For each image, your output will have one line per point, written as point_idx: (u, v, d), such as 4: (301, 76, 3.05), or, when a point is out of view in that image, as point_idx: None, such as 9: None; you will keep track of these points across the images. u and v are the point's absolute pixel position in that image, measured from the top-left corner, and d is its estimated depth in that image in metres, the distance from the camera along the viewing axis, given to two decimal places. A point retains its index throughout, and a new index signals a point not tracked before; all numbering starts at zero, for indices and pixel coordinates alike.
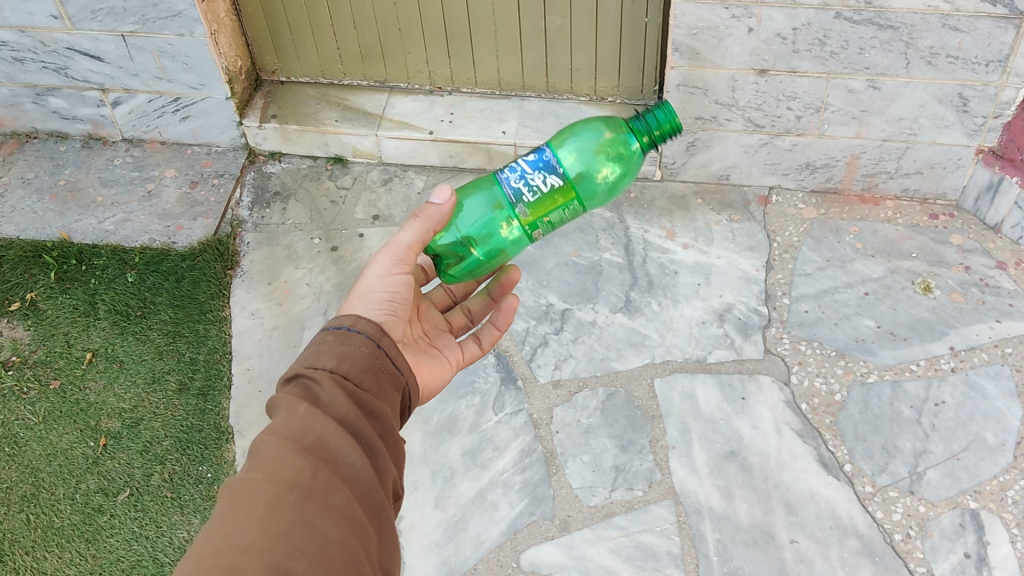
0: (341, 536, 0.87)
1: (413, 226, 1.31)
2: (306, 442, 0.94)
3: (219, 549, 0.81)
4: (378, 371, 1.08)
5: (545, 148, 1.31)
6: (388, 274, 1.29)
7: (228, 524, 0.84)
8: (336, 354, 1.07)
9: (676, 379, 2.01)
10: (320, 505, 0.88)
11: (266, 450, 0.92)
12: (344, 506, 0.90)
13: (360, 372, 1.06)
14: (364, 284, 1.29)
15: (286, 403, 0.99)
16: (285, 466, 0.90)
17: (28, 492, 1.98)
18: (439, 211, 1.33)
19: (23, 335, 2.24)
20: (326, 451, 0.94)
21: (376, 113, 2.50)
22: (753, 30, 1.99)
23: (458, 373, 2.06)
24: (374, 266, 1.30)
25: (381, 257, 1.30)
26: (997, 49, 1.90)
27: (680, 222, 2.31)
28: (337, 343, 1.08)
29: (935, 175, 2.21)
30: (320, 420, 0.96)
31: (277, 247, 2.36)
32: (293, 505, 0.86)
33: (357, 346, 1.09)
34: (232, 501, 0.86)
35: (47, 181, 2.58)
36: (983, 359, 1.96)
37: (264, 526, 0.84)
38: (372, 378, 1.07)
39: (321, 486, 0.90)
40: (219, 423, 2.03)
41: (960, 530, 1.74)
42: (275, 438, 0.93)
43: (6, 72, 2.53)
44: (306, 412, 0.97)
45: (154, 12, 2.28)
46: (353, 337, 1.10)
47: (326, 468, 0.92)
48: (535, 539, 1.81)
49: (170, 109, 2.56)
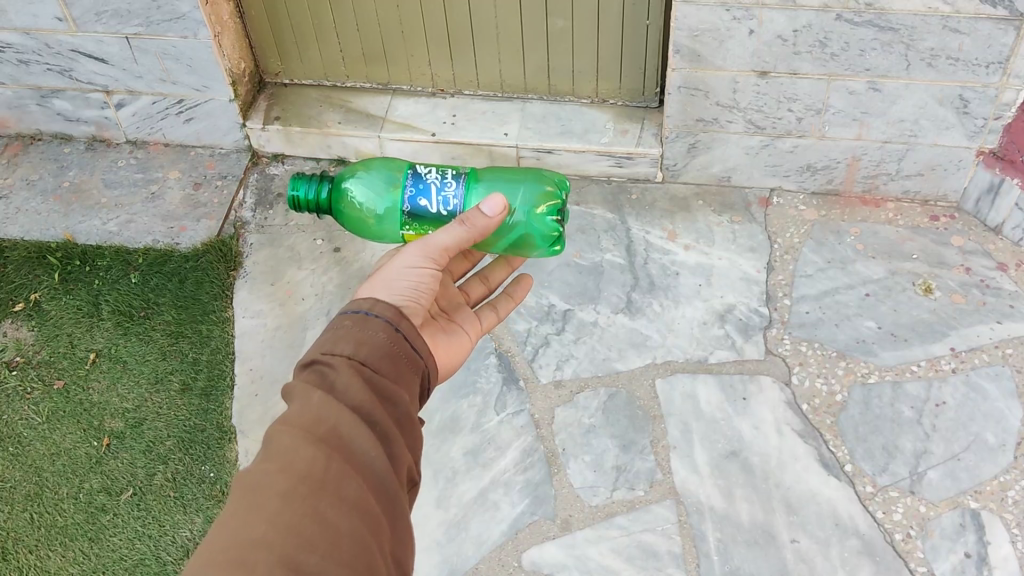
0: (353, 528, 0.88)
1: (452, 230, 1.32)
2: (318, 433, 0.94)
3: (232, 542, 0.83)
4: (398, 356, 1.08)
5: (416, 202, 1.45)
6: (417, 267, 1.30)
7: (239, 517, 0.85)
8: (355, 340, 1.07)
9: (677, 379, 2.02)
10: (333, 498, 0.89)
11: (280, 439, 0.93)
12: (357, 498, 0.90)
13: (378, 359, 1.06)
14: (388, 271, 1.29)
15: (302, 391, 1.00)
16: (298, 458, 0.91)
17: (32, 491, 1.99)
18: (486, 222, 1.33)
19: (27, 335, 2.26)
20: (340, 441, 0.94)
21: (379, 115, 2.51)
22: (753, 32, 2.00)
23: (459, 372, 2.06)
24: (403, 256, 1.30)
25: (413, 248, 1.31)
26: (997, 51, 1.91)
27: (681, 224, 2.32)
28: (354, 329, 1.08)
29: (936, 177, 2.22)
30: (334, 409, 0.97)
31: (279, 249, 2.37)
32: (304, 498, 0.87)
33: (374, 331, 1.09)
34: (246, 493, 0.88)
35: (51, 182, 2.60)
36: (983, 360, 1.97)
37: (275, 518, 0.85)
38: (391, 364, 1.07)
39: (333, 478, 0.90)
40: (221, 422, 2.04)
41: (960, 531, 1.75)
42: (289, 427, 0.94)
43: (11, 74, 2.55)
44: (320, 401, 0.97)
45: (158, 14, 2.30)
46: (370, 321, 1.10)
47: (339, 459, 0.92)
48: (536, 539, 1.82)
49: (173, 111, 2.57)
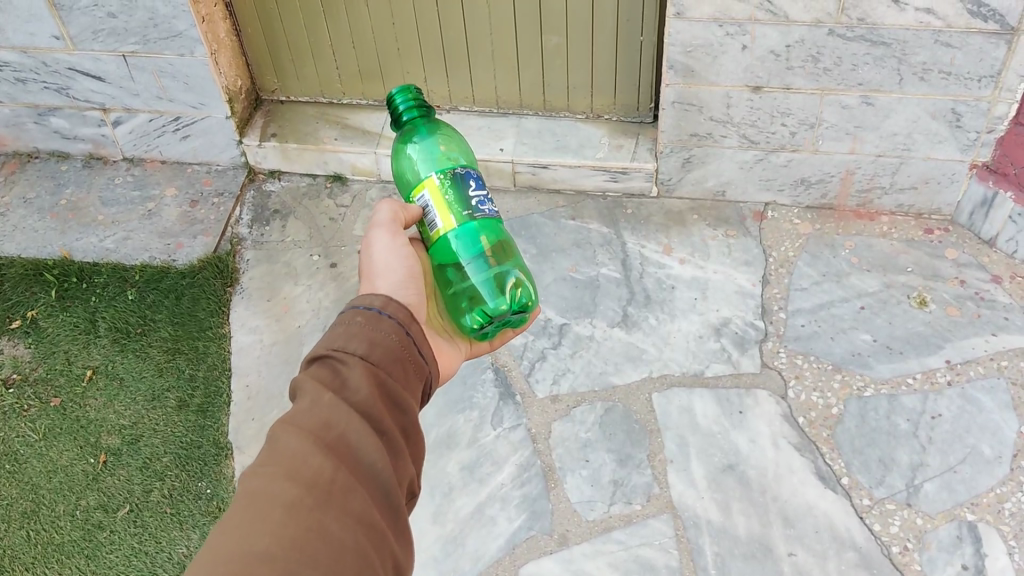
0: (358, 543, 0.86)
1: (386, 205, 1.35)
2: (327, 439, 0.92)
3: (233, 552, 0.80)
4: (407, 361, 1.08)
5: (471, 177, 1.34)
6: (395, 247, 1.32)
7: (242, 527, 0.82)
8: (367, 340, 1.05)
9: (674, 394, 2.02)
10: (338, 510, 0.87)
11: (286, 442, 0.91)
12: (362, 512, 0.89)
13: (388, 363, 1.05)
14: (375, 261, 1.31)
15: (312, 389, 0.98)
16: (305, 465, 0.89)
17: (28, 508, 1.99)
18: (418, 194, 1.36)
19: (24, 353, 2.26)
20: (347, 448, 0.93)
21: (375, 131, 2.52)
22: (747, 47, 2.02)
23: (457, 388, 2.07)
24: (381, 243, 1.32)
25: (376, 235, 1.34)
26: (989, 65, 1.92)
27: (677, 238, 2.33)
28: (366, 328, 1.07)
29: (929, 190, 2.23)
30: (343, 413, 0.95)
31: (277, 264, 2.38)
32: (310, 509, 0.85)
33: (386, 333, 1.07)
34: (250, 500, 0.85)
35: (48, 200, 2.61)
36: (979, 372, 1.98)
37: (279, 531, 0.82)
38: (400, 369, 1.06)
39: (340, 489, 0.88)
40: (218, 438, 2.04)
41: (957, 543, 1.75)
42: (297, 430, 0.92)
43: (9, 93, 2.56)
44: (329, 403, 0.96)
45: (154, 32, 2.31)
46: (382, 322, 1.08)
47: (346, 469, 0.91)
48: (534, 553, 1.82)
49: (170, 129, 2.58)
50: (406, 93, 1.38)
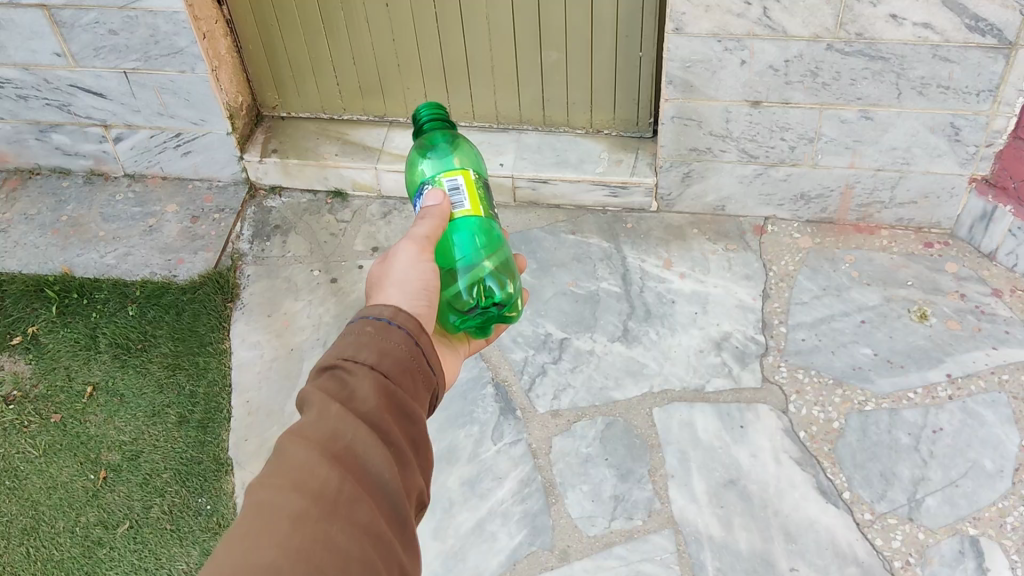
0: (363, 553, 0.86)
1: (427, 221, 1.31)
2: (334, 450, 0.92)
3: (238, 564, 0.80)
4: (416, 372, 1.05)
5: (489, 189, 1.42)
6: (417, 262, 1.26)
7: (248, 539, 0.82)
8: (377, 349, 1.04)
9: (675, 408, 2.01)
10: (343, 521, 0.86)
11: (294, 454, 0.91)
12: (369, 523, 0.88)
13: (399, 374, 1.03)
14: (393, 274, 1.24)
15: (319, 401, 0.97)
16: (312, 477, 0.88)
17: (28, 525, 1.98)
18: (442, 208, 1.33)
19: (24, 369, 2.26)
20: (355, 459, 0.92)
21: (376, 147, 2.53)
22: (745, 62, 2.03)
23: (457, 403, 2.07)
24: (400, 258, 1.26)
25: (405, 247, 1.28)
26: (987, 79, 1.93)
27: (677, 252, 2.33)
28: (376, 337, 1.05)
29: (929, 205, 2.23)
30: (351, 424, 0.94)
31: (277, 280, 2.38)
32: (317, 520, 0.85)
33: (396, 343, 1.05)
34: (257, 511, 0.85)
35: (49, 216, 2.62)
36: (980, 386, 1.97)
37: (285, 542, 0.82)
38: (410, 380, 1.04)
39: (346, 500, 0.88)
40: (218, 454, 2.03)
41: (960, 558, 1.74)
42: (305, 441, 0.92)
43: (11, 110, 2.58)
44: (337, 414, 0.95)
45: (156, 49, 2.33)
46: (392, 331, 1.06)
47: (352, 480, 0.90)
48: (535, 569, 1.81)
49: (171, 145, 2.60)
50: (433, 109, 1.39)
